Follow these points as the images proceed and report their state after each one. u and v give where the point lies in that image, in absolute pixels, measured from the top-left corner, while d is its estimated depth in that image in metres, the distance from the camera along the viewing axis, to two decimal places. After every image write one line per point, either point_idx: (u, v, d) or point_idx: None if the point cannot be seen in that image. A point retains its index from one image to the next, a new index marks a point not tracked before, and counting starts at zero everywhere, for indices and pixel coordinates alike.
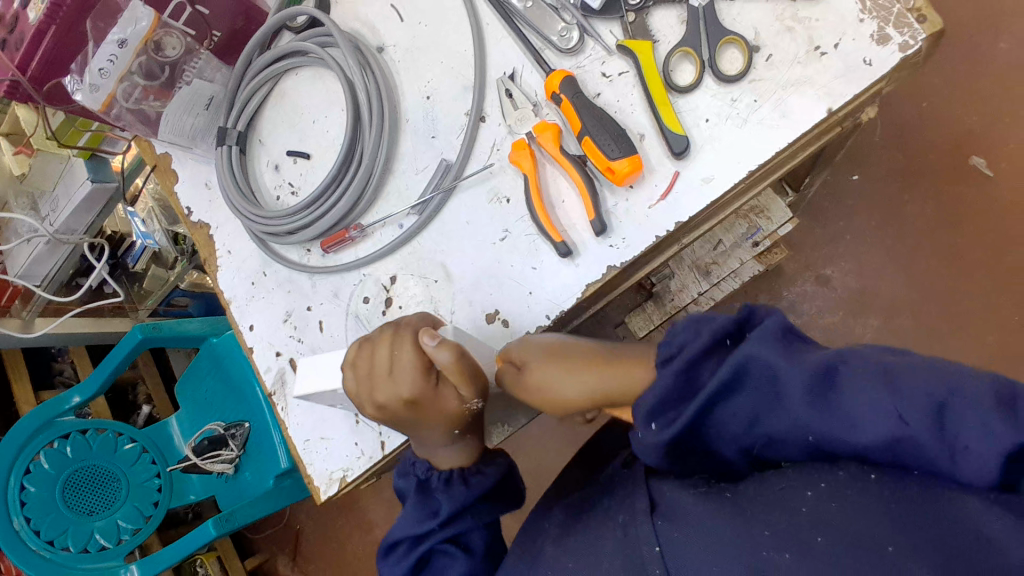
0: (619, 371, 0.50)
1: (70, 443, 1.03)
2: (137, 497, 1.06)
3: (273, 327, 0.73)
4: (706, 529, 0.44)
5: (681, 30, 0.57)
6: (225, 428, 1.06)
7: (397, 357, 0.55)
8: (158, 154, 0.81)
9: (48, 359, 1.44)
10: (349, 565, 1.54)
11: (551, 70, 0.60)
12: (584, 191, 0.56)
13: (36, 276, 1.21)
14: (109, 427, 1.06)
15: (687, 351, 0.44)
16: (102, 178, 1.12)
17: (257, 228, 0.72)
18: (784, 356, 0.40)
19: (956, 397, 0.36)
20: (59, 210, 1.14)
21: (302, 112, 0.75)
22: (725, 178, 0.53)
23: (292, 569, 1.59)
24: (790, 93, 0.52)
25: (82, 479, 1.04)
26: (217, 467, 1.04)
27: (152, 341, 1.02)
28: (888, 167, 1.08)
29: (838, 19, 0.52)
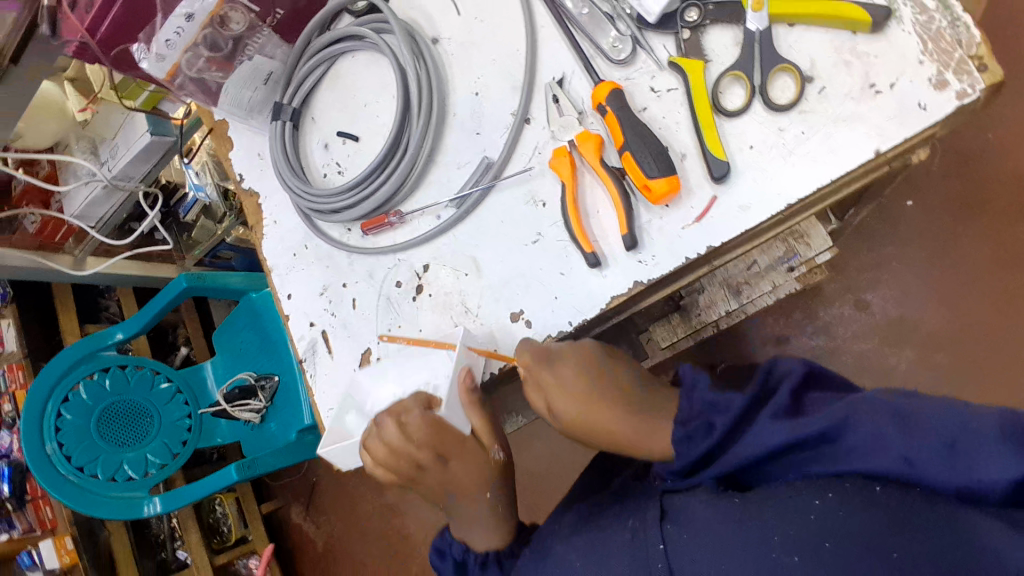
0: (641, 418, 0.57)
1: (108, 377, 1.12)
2: (168, 434, 1.14)
3: (310, 299, 0.78)
4: (715, 537, 0.48)
5: (734, 52, 0.56)
6: (256, 378, 1.12)
7: (406, 424, 0.61)
8: (215, 119, 0.86)
9: (95, 296, 1.56)
10: (359, 520, 1.67)
11: (599, 79, 0.60)
12: (619, 206, 0.57)
13: (92, 217, 1.29)
14: (147, 364, 1.15)
15: (710, 421, 0.51)
16: (161, 132, 1.17)
17: (305, 204, 0.76)
18: (797, 423, 0.46)
19: (964, 436, 0.42)
20: (118, 157, 1.20)
21: (355, 95, 0.77)
22: (763, 208, 0.53)
23: (304, 518, 1.72)
24: (840, 128, 0.52)
25: (116, 412, 1.12)
26: (245, 415, 1.10)
27: (194, 289, 1.09)
28: (947, 197, 1.04)
29: (898, 57, 0.52)
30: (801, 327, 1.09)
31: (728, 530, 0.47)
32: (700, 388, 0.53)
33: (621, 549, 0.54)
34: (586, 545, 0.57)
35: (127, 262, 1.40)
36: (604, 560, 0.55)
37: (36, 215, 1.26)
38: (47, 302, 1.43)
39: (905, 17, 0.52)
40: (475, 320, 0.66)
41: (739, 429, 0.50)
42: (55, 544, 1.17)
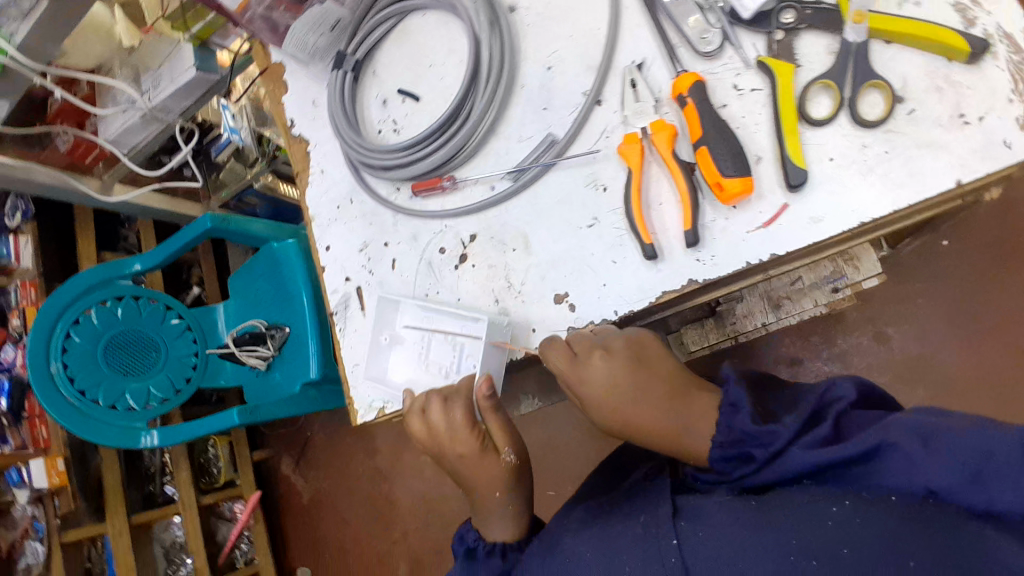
0: (675, 429, 0.55)
1: (121, 307, 1.12)
2: (171, 369, 1.15)
3: (348, 253, 0.77)
4: (730, 537, 0.47)
5: (827, 60, 0.54)
6: (267, 326, 1.13)
7: (449, 415, 0.61)
8: (272, 60, 0.85)
9: (116, 224, 1.58)
10: (347, 482, 1.72)
11: (682, 70, 0.58)
12: (686, 201, 0.56)
13: (125, 145, 1.27)
14: (160, 299, 1.15)
15: (749, 453, 0.49)
16: (206, 68, 1.14)
17: (357, 156, 0.75)
18: (825, 449, 0.46)
19: (992, 461, 0.40)
20: (160, 88, 1.16)
21: (422, 54, 0.76)
22: (834, 223, 0.52)
23: (293, 471, 1.78)
24: (922, 154, 0.50)
25: (123, 341, 1.12)
26: (252, 360, 1.11)
27: (217, 231, 1.08)
28: (990, 242, 1.02)
29: (989, 92, 0.49)
30: (817, 350, 1.08)
31: (743, 532, 0.46)
32: (742, 416, 0.50)
33: (634, 542, 0.51)
34: (599, 538, 0.54)
35: (155, 194, 1.46)
36: (616, 551, 0.52)
37: (68, 134, 1.22)
38: (70, 223, 1.44)
39: (1001, 53, 0.49)
40: (517, 298, 0.65)
41: (772, 455, 0.48)
42: (46, 464, 1.13)
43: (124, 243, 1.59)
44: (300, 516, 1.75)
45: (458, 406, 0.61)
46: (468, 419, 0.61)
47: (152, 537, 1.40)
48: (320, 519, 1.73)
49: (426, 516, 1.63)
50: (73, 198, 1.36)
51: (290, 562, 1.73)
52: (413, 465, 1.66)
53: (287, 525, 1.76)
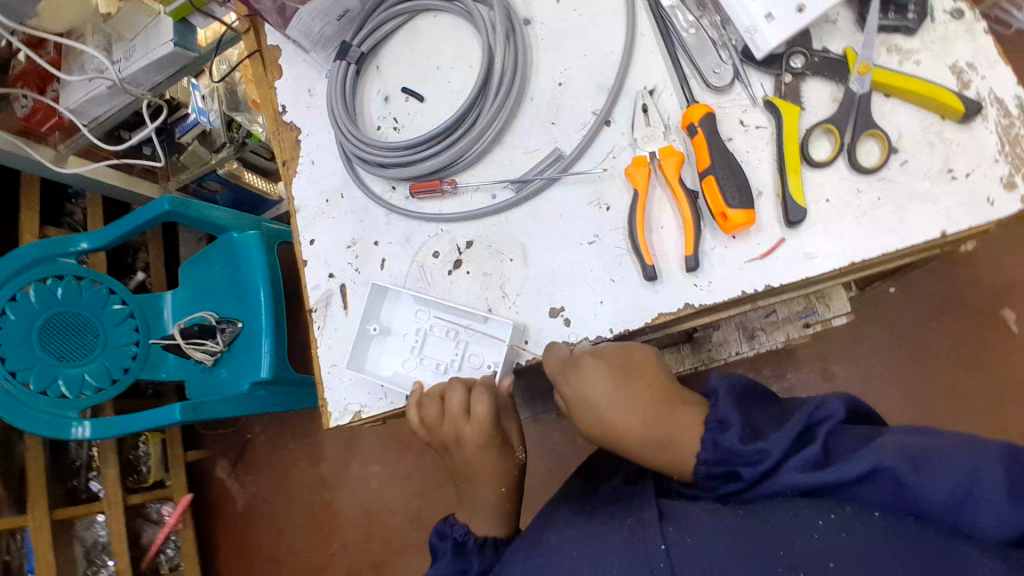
0: (660, 438, 0.53)
1: (62, 286, 1.04)
2: (109, 358, 1.07)
3: (335, 249, 0.75)
4: (719, 543, 0.47)
5: (830, 107, 0.57)
6: (217, 320, 1.08)
7: (472, 404, 0.63)
8: (267, 44, 0.83)
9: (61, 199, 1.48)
10: (289, 487, 1.65)
11: (692, 101, 0.61)
12: (687, 224, 0.57)
13: (86, 115, 1.20)
14: (105, 282, 1.07)
15: (737, 471, 0.49)
16: (184, 45, 1.09)
17: (351, 149, 0.73)
18: (815, 474, 0.46)
19: (975, 488, 0.42)
20: (132, 60, 1.10)
21: (430, 56, 0.75)
22: (829, 259, 0.55)
23: (228, 475, 1.68)
24: (914, 203, 0.54)
25: (62, 323, 1.04)
26: (199, 355, 1.06)
27: (175, 214, 1.02)
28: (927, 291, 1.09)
29: (977, 151, 0.54)
30: (768, 382, 1.12)
31: (733, 540, 0.47)
32: (729, 435, 0.50)
33: (622, 546, 0.51)
34: (584, 536, 0.54)
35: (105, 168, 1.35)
36: (602, 554, 0.51)
37: (28, 96, 1.17)
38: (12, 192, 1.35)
39: (991, 116, 0.54)
40: (511, 306, 0.65)
41: (763, 474, 0.48)
42: None
43: (68, 220, 1.49)
44: (235, 522, 1.65)
45: (484, 396, 0.62)
46: (490, 412, 0.62)
47: (72, 534, 1.29)
48: (253, 525, 1.65)
49: (368, 529, 1.58)
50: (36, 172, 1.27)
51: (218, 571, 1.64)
52: (359, 475, 1.61)
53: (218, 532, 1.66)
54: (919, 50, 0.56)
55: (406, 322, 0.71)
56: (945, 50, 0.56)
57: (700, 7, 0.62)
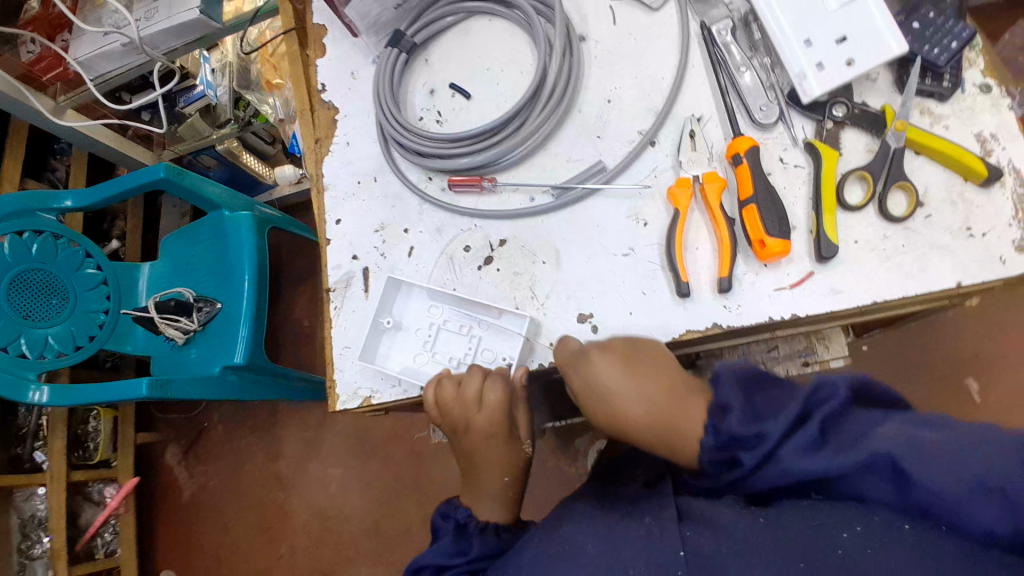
0: (666, 423, 0.52)
1: (37, 243, 1.00)
2: (76, 323, 1.04)
3: (362, 232, 0.75)
4: (742, 541, 0.48)
5: (865, 156, 0.61)
6: (195, 297, 1.11)
7: (485, 393, 0.63)
8: (314, 23, 0.83)
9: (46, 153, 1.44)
10: (240, 483, 1.62)
11: (737, 133, 0.64)
12: (724, 248, 0.60)
13: (94, 70, 1.19)
14: (83, 244, 1.05)
15: (737, 456, 0.47)
16: (208, 14, 1.14)
17: (393, 133, 0.73)
18: (816, 465, 0.44)
19: (983, 479, 0.40)
20: (153, 21, 1.13)
21: (480, 57, 0.77)
22: (853, 297, 0.57)
23: (177, 462, 1.67)
24: (933, 254, 0.57)
25: (29, 281, 1.00)
26: (171, 331, 1.09)
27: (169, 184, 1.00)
28: (897, 356, 1.09)
29: (994, 214, 0.57)
30: None
31: (756, 538, 0.47)
32: (731, 416, 0.48)
33: (638, 544, 0.52)
34: (599, 529, 0.55)
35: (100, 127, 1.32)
36: (618, 550, 0.52)
37: (36, 42, 1.13)
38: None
39: (1009, 184, 0.57)
40: (539, 307, 0.66)
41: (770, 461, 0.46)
42: None
43: (49, 176, 1.44)
44: (176, 513, 1.64)
45: (499, 382, 0.63)
46: (502, 401, 0.63)
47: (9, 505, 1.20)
48: (196, 519, 1.63)
49: (321, 533, 1.55)
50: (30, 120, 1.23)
51: (156, 563, 1.61)
52: (318, 478, 1.58)
53: (158, 520, 1.64)
54: (949, 116, 0.59)
55: (418, 318, 0.72)
56: (972, 118, 0.59)
57: (752, 47, 0.65)
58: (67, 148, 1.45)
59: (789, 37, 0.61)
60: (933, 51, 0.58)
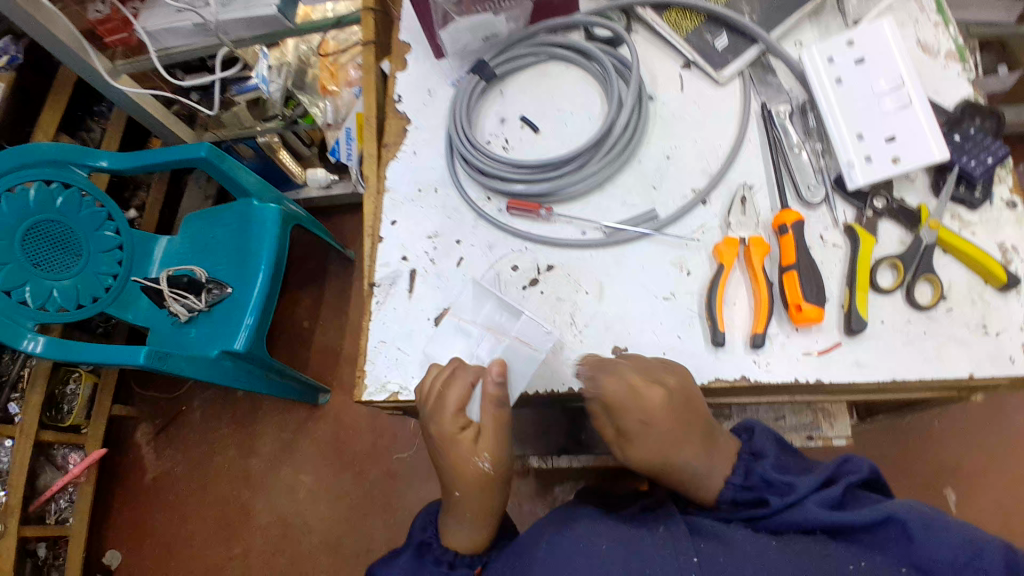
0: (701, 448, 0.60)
1: (64, 196, 1.16)
2: (86, 284, 1.21)
3: (415, 236, 0.79)
4: (755, 562, 0.51)
5: (898, 247, 0.66)
6: (206, 280, 1.28)
7: (446, 391, 0.66)
8: (400, 40, 0.89)
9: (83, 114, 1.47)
10: (206, 475, 1.61)
11: (784, 205, 0.69)
12: (762, 307, 0.64)
13: (159, 42, 1.24)
14: (106, 206, 1.21)
15: (766, 498, 0.56)
16: (285, 14, 1.20)
17: (462, 150, 0.78)
18: (830, 516, 0.53)
19: (974, 555, 0.48)
20: (230, 9, 1.19)
21: (553, 97, 0.83)
22: (874, 371, 0.61)
23: (146, 442, 1.65)
24: (951, 344, 0.61)
25: (45, 232, 1.16)
26: (178, 307, 1.24)
27: (206, 162, 1.17)
28: (881, 455, 1.12)
29: (1009, 318, 0.62)
30: None
31: (773, 559, 0.51)
32: (763, 466, 0.58)
33: (651, 549, 0.53)
34: (616, 533, 0.56)
35: (152, 100, 1.41)
36: (634, 551, 0.54)
37: (106, 3, 1.17)
38: (41, 92, 1.35)
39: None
40: (577, 334, 0.69)
41: (789, 504, 0.55)
42: None
43: (84, 134, 1.47)
44: (136, 497, 1.61)
45: (460, 382, 0.66)
46: (461, 399, 0.66)
47: None
48: (155, 504, 1.60)
49: (278, 541, 1.53)
50: (79, 69, 1.25)
51: (105, 539, 1.58)
52: (288, 482, 1.57)
53: (117, 496, 1.61)
54: (976, 224, 0.65)
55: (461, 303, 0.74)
56: (996, 229, 0.65)
57: (806, 132, 0.72)
58: (106, 111, 1.50)
59: (841, 129, 0.67)
60: (970, 162, 0.65)
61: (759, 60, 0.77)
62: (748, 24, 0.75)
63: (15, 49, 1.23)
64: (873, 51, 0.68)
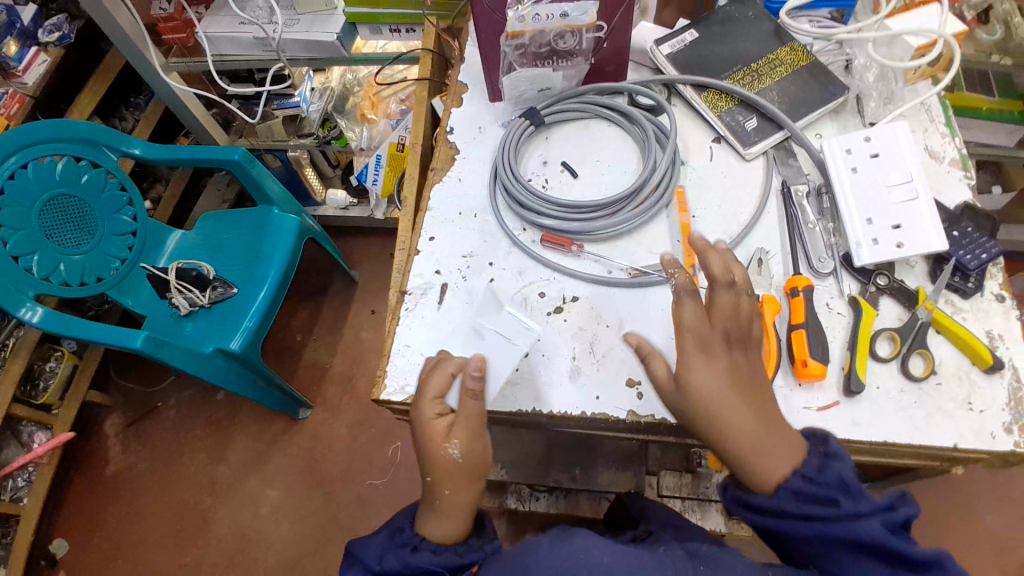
0: (768, 441, 0.57)
1: (91, 173, 1.18)
2: (93, 264, 1.21)
3: (450, 253, 0.84)
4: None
5: (896, 323, 0.72)
6: (215, 278, 1.30)
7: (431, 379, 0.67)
8: (459, 80, 0.99)
9: (121, 104, 1.53)
10: (170, 481, 1.54)
11: (796, 271, 0.76)
12: (770, 358, 0.69)
13: (217, 48, 1.33)
14: (130, 191, 1.25)
15: (836, 500, 0.54)
16: (342, 42, 1.29)
17: (506, 182, 0.85)
18: (889, 542, 0.52)
19: None
20: (293, 29, 1.28)
21: (593, 149, 0.91)
22: (867, 431, 0.66)
23: (114, 435, 1.61)
24: (938, 416, 0.67)
25: (64, 207, 1.15)
26: (181, 300, 1.26)
27: (238, 166, 1.24)
28: None
29: (994, 398, 0.67)
30: None
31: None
32: (840, 465, 0.56)
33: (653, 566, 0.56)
34: (615, 549, 0.58)
35: (195, 101, 1.47)
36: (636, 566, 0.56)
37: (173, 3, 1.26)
38: (86, 73, 1.39)
39: (1008, 376, 0.68)
40: (594, 363, 0.73)
41: (861, 516, 0.53)
42: None
43: (117, 122, 1.51)
44: (92, 487, 1.55)
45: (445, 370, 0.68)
46: (441, 386, 0.67)
47: None
48: (108, 500, 1.53)
49: (233, 555, 1.45)
50: (135, 61, 1.30)
51: (48, 531, 1.50)
52: (252, 496, 1.51)
53: (71, 486, 1.55)
54: (967, 311, 0.72)
55: (470, 300, 0.79)
56: (985, 318, 0.72)
57: (821, 212, 0.79)
58: (143, 104, 1.55)
59: (853, 213, 0.76)
60: (965, 256, 0.73)
61: (783, 144, 0.86)
62: (777, 112, 0.84)
63: (67, 27, 1.29)
64: (887, 149, 0.78)
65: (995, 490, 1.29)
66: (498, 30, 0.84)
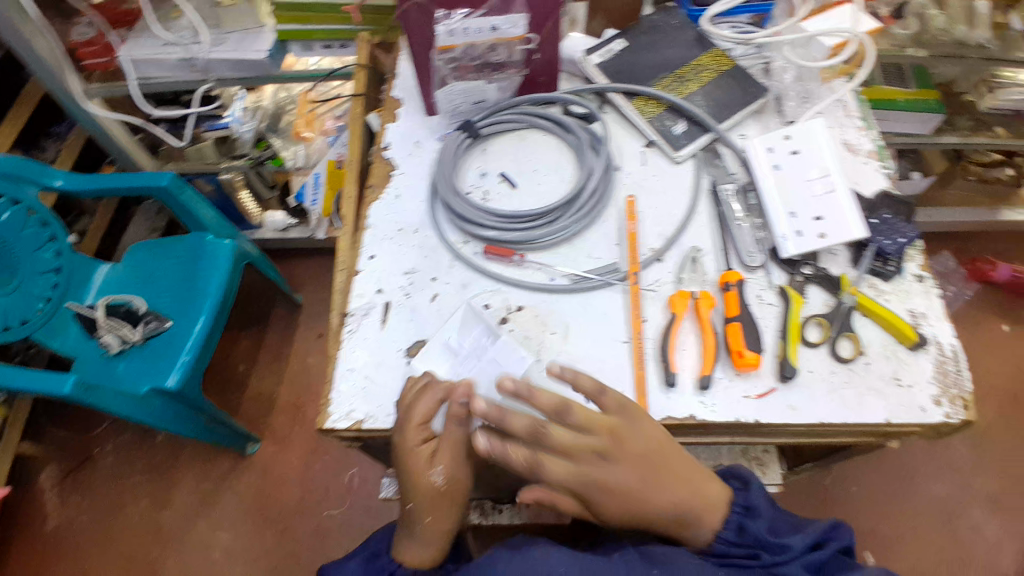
0: (696, 508, 0.64)
1: (11, 211, 1.08)
2: (15, 307, 1.13)
3: (392, 271, 0.83)
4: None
5: (823, 309, 0.76)
6: (147, 311, 1.22)
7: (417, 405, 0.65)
8: (393, 96, 0.98)
9: (38, 134, 1.44)
10: (113, 531, 1.45)
11: (728, 267, 0.79)
12: (708, 352, 0.71)
13: (140, 72, 1.27)
14: (51, 227, 1.16)
15: (758, 553, 0.63)
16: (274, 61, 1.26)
17: (444, 195, 0.85)
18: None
19: None
20: (221, 50, 1.24)
21: (529, 159, 0.92)
22: (804, 413, 0.69)
23: (49, 488, 1.50)
24: (869, 394, 0.70)
25: None
26: (112, 338, 1.18)
27: (168, 192, 1.18)
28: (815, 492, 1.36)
29: (919, 373, 0.72)
30: None
31: None
32: (756, 525, 0.64)
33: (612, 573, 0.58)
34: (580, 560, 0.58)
35: (118, 125, 1.40)
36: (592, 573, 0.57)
37: (92, 26, 1.22)
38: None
39: (930, 351, 0.73)
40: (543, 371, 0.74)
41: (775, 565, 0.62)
42: None
43: (36, 153, 1.42)
44: (25, 547, 1.43)
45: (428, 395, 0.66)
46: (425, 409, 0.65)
47: None
48: (46, 558, 1.42)
49: None
50: (50, 88, 1.23)
51: None
52: (205, 539, 1.43)
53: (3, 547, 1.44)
54: (889, 293, 0.77)
55: (418, 317, 0.78)
56: (906, 298, 0.77)
57: (748, 208, 0.83)
58: (63, 133, 1.46)
59: (777, 208, 0.80)
60: (885, 242, 0.78)
61: (710, 146, 0.89)
62: (702, 115, 0.88)
63: None
64: (805, 146, 0.83)
65: (933, 457, 1.38)
66: (429, 46, 0.84)
